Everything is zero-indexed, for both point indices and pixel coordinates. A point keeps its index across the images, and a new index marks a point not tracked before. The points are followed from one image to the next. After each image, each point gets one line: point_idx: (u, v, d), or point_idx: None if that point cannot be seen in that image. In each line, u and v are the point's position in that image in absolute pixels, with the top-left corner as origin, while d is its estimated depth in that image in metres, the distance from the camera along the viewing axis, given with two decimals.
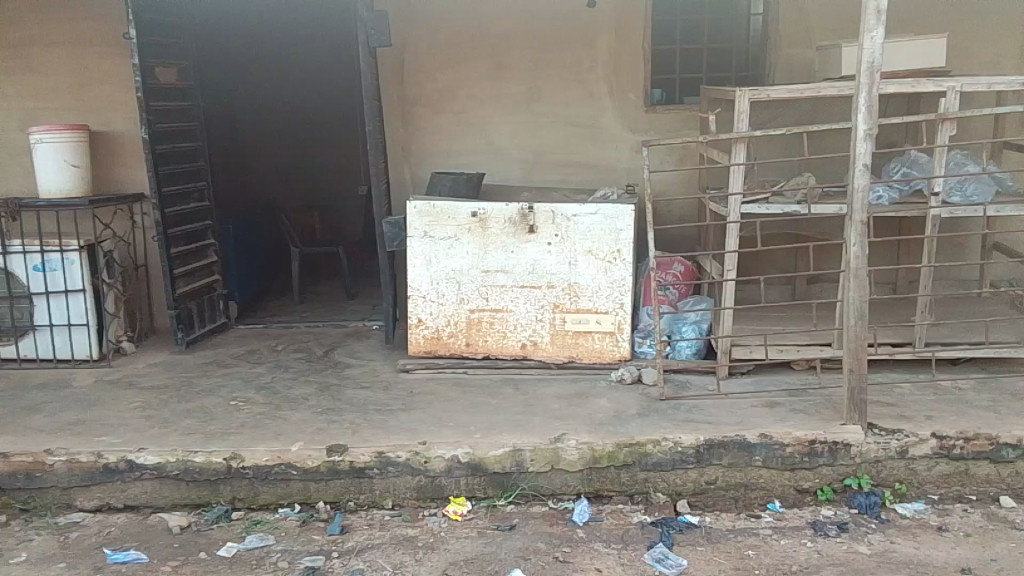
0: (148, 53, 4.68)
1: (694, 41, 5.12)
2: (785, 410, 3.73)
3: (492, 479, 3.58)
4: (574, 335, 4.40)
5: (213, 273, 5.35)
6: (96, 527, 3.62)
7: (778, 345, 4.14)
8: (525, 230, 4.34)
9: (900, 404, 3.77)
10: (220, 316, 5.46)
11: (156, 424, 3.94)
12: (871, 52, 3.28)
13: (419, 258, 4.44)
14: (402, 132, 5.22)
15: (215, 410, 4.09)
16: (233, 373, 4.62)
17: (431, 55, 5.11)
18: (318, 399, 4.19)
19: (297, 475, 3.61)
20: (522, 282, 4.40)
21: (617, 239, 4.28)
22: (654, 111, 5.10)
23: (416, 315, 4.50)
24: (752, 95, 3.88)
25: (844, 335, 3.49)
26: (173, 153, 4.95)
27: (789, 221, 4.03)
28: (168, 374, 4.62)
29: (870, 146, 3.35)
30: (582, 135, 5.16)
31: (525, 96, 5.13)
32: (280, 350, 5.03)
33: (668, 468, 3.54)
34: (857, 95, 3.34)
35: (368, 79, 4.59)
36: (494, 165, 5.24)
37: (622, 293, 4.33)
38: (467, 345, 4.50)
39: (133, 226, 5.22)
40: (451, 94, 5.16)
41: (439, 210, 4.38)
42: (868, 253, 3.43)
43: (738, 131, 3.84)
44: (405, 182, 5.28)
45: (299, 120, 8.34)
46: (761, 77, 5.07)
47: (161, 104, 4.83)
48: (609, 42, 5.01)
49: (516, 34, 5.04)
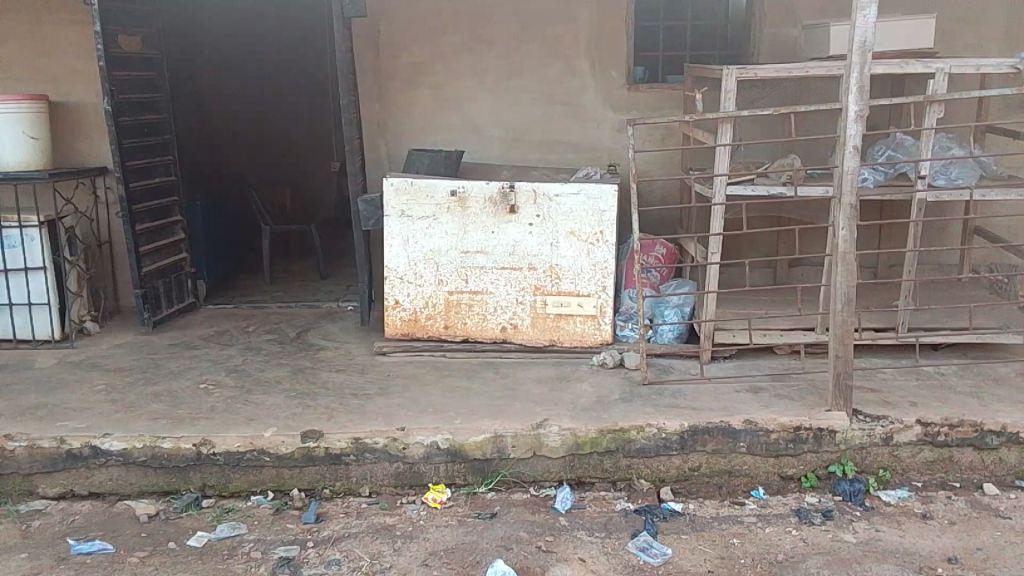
0: (110, 20, 4.46)
1: (678, 17, 5.02)
2: (769, 396, 3.69)
3: (472, 466, 3.50)
4: (556, 319, 4.31)
5: (180, 251, 5.17)
6: (58, 516, 3.47)
7: (762, 330, 4.08)
8: (506, 210, 4.22)
9: (884, 390, 3.75)
10: (188, 296, 5.28)
11: (122, 409, 3.79)
12: (863, 31, 3.19)
13: (396, 238, 4.32)
14: (377, 107, 5.07)
15: (184, 394, 3.94)
16: (203, 355, 4.47)
17: (408, 28, 4.95)
18: (292, 383, 4.06)
19: (270, 461, 3.49)
20: (502, 264, 4.29)
21: (600, 221, 4.18)
22: (636, 89, 4.98)
23: (392, 297, 4.39)
24: (739, 74, 3.78)
25: (831, 321, 3.44)
26: (137, 125, 4.74)
27: (775, 202, 3.94)
28: (134, 356, 4.45)
29: (860, 128, 3.27)
30: (563, 114, 5.04)
31: (506, 72, 4.99)
32: (251, 332, 4.87)
33: (651, 455, 3.48)
34: (848, 75, 3.26)
35: (344, 50, 4.42)
36: (473, 143, 5.10)
37: (605, 276, 4.23)
38: (445, 328, 4.40)
39: (96, 202, 5.01)
40: (429, 69, 5.01)
41: (417, 188, 4.25)
42: (856, 237, 3.35)
43: (725, 111, 3.74)
44: (381, 159, 5.13)
45: (270, 89, 8.11)
46: (745, 56, 4.97)
47: (124, 73, 4.61)
48: (592, 17, 4.88)
49: (496, 7, 4.89)
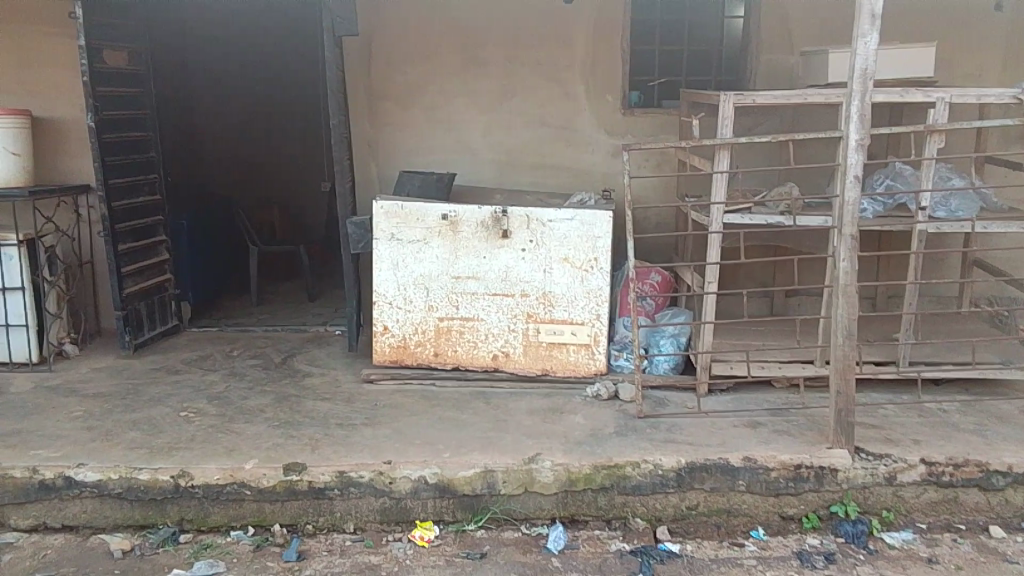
0: (94, 34, 4.36)
1: (675, 42, 4.96)
2: (768, 431, 3.59)
3: (461, 502, 3.37)
4: (548, 347, 4.20)
5: (164, 271, 5.04)
6: (28, 550, 3.31)
7: (760, 362, 3.99)
8: (498, 235, 4.12)
9: (885, 426, 3.66)
10: (172, 318, 5.14)
11: (98, 437, 3.64)
12: (865, 58, 3.12)
13: (386, 262, 4.21)
14: (369, 127, 4.98)
15: (162, 422, 3.80)
16: (184, 381, 4.33)
17: (400, 48, 4.87)
18: (275, 412, 3.92)
19: (251, 495, 3.35)
20: (494, 290, 4.18)
21: (595, 247, 4.08)
22: (632, 114, 4.91)
23: (381, 322, 4.27)
24: (737, 100, 3.70)
25: (832, 355, 3.34)
26: (121, 143, 4.63)
27: (773, 232, 3.85)
28: (114, 381, 4.31)
29: (862, 157, 3.19)
30: (558, 137, 4.96)
31: (500, 95, 4.92)
32: (235, 356, 4.74)
33: (647, 492, 3.37)
34: (849, 103, 3.18)
35: (335, 70, 4.33)
36: (465, 165, 5.02)
37: (599, 303, 4.13)
38: (435, 355, 4.27)
39: (78, 220, 4.89)
40: (422, 90, 4.92)
41: (408, 211, 4.15)
42: (857, 269, 3.26)
43: (723, 138, 3.66)
44: (372, 180, 5.04)
45: (259, 105, 8.04)
46: (742, 81, 4.90)
47: (109, 90, 4.51)
48: (588, 40, 4.81)
49: (491, 29, 4.83)
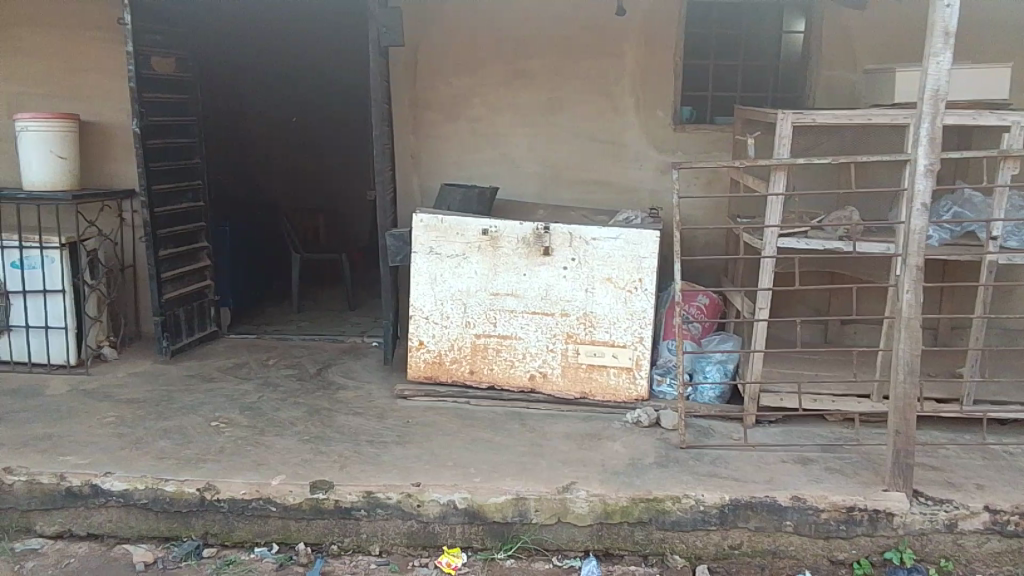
0: (141, 40, 4.36)
1: (730, 57, 4.79)
2: (818, 469, 3.39)
3: (490, 529, 3.24)
4: (587, 369, 4.04)
5: (204, 278, 5.03)
6: (53, 557, 3.27)
7: (812, 395, 3.79)
8: (539, 252, 3.99)
9: (946, 469, 3.42)
10: (210, 325, 5.13)
11: (128, 445, 3.61)
12: (937, 78, 2.91)
13: (423, 276, 4.12)
14: (413, 139, 4.91)
15: (193, 432, 3.76)
16: (218, 389, 4.29)
17: (446, 58, 4.79)
18: (306, 425, 3.84)
19: (277, 512, 3.26)
20: (533, 308, 4.05)
21: (639, 268, 3.92)
22: (683, 130, 4.74)
23: (417, 337, 4.17)
24: (795, 119, 3.52)
25: (893, 393, 3.13)
26: (166, 149, 4.63)
27: (830, 258, 3.65)
28: (148, 387, 4.30)
29: (931, 183, 2.98)
30: (605, 152, 4.82)
31: (546, 108, 4.80)
32: (271, 365, 4.69)
33: (687, 528, 3.19)
34: (918, 125, 2.98)
35: (379, 80, 4.26)
36: (509, 179, 4.91)
37: (642, 326, 3.96)
38: (470, 373, 4.16)
39: (121, 224, 4.91)
40: (466, 101, 4.83)
41: (447, 225, 4.05)
42: (922, 302, 3.05)
43: (779, 158, 3.48)
44: (413, 192, 4.97)
45: (308, 112, 8.05)
46: (800, 99, 4.70)
47: (156, 96, 4.52)
48: (639, 53, 4.66)
49: (539, 40, 4.72)
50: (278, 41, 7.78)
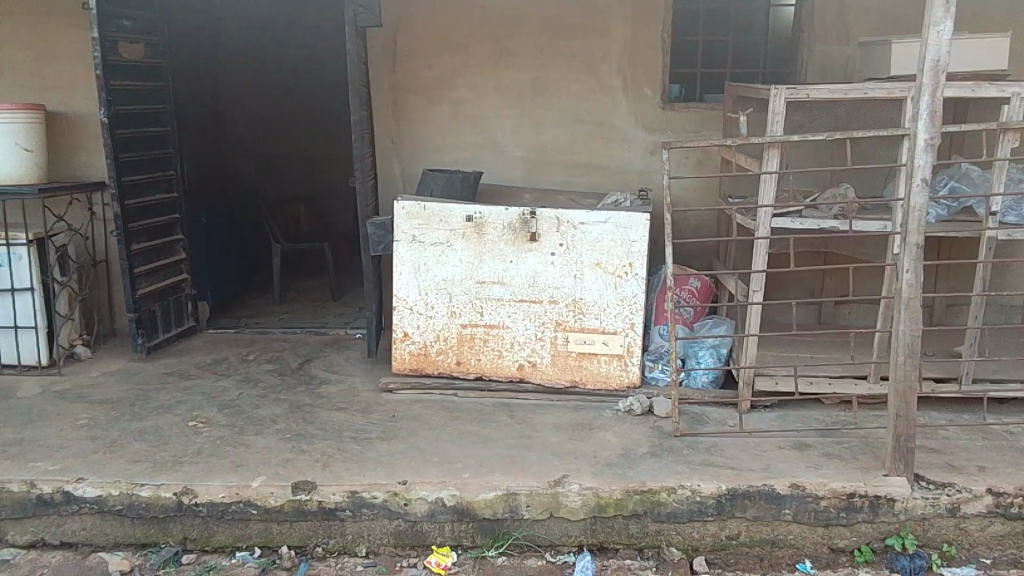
0: (108, 24, 4.18)
1: (720, 32, 4.65)
2: (816, 455, 3.29)
3: (480, 526, 3.12)
4: (578, 357, 3.92)
5: (180, 271, 4.86)
6: (24, 569, 3.14)
7: (808, 378, 3.69)
8: (526, 238, 3.86)
9: (947, 451, 3.33)
10: (188, 320, 4.97)
11: (101, 449, 3.47)
12: (937, 49, 2.79)
13: (406, 265, 3.98)
14: (393, 123, 4.75)
15: (169, 433, 3.62)
16: (196, 387, 4.15)
17: (426, 39, 4.63)
18: (287, 422, 3.72)
19: (257, 514, 3.14)
20: (520, 296, 3.92)
21: (630, 252, 3.80)
22: (671, 108, 4.61)
23: (401, 329, 4.04)
24: (788, 94, 3.40)
25: (893, 375, 3.03)
26: (136, 139, 4.45)
27: (825, 237, 3.56)
28: (123, 387, 4.14)
29: (931, 159, 2.87)
30: (592, 134, 4.68)
31: (530, 88, 4.65)
32: (251, 360, 4.55)
33: (684, 520, 3.09)
34: (917, 98, 2.87)
35: (356, 62, 4.10)
36: (493, 163, 4.77)
37: (633, 312, 3.85)
38: (457, 364, 4.03)
39: (92, 218, 4.73)
40: (448, 83, 4.68)
41: (430, 212, 3.91)
42: (923, 281, 2.95)
43: (773, 136, 3.37)
44: (395, 178, 4.81)
45: (288, 99, 7.88)
46: (791, 74, 4.58)
47: (125, 83, 4.34)
48: (626, 30, 4.52)
49: (521, 18, 4.56)
50: (254, 26, 7.58)
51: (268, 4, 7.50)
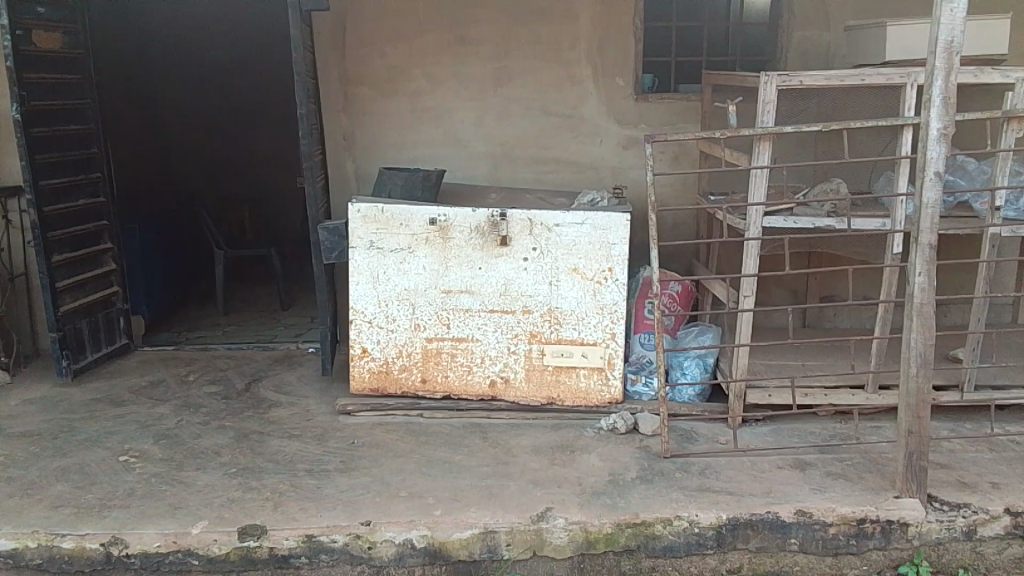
0: (19, 10, 3.71)
1: (694, 19, 4.37)
2: (819, 475, 3.03)
3: (455, 569, 2.78)
4: (554, 372, 3.60)
5: (111, 284, 4.39)
6: None
7: (804, 389, 3.42)
8: (496, 242, 3.52)
9: (955, 466, 3.10)
10: (120, 338, 4.49)
11: (17, 492, 3.03)
12: (950, 29, 2.55)
13: (364, 274, 3.60)
14: (344, 118, 4.35)
15: (97, 471, 3.19)
16: (129, 415, 3.71)
17: (379, 26, 4.25)
18: (233, 454, 3.31)
19: (199, 566, 2.74)
20: (491, 306, 3.58)
21: (609, 256, 3.49)
22: (645, 100, 4.31)
23: (359, 344, 3.66)
24: (780, 81, 3.11)
25: (904, 388, 2.79)
26: (54, 138, 3.98)
27: (820, 237, 3.29)
28: (45, 417, 3.68)
29: (944, 150, 2.62)
30: (561, 128, 4.36)
31: (494, 78, 4.30)
32: (192, 382, 4.11)
33: (681, 555, 2.79)
34: (929, 83, 2.61)
35: (302, 50, 3.70)
36: (455, 161, 4.41)
37: (614, 321, 3.53)
38: (422, 383, 3.66)
39: (7, 227, 4.23)
40: (404, 74, 4.30)
41: (389, 215, 3.54)
42: (936, 284, 2.70)
43: (764, 127, 3.08)
44: (348, 179, 4.42)
45: (230, 95, 7.42)
46: (770, 63, 4.32)
47: (39, 76, 3.87)
48: (595, 14, 4.20)
49: (482, 3, 4.21)
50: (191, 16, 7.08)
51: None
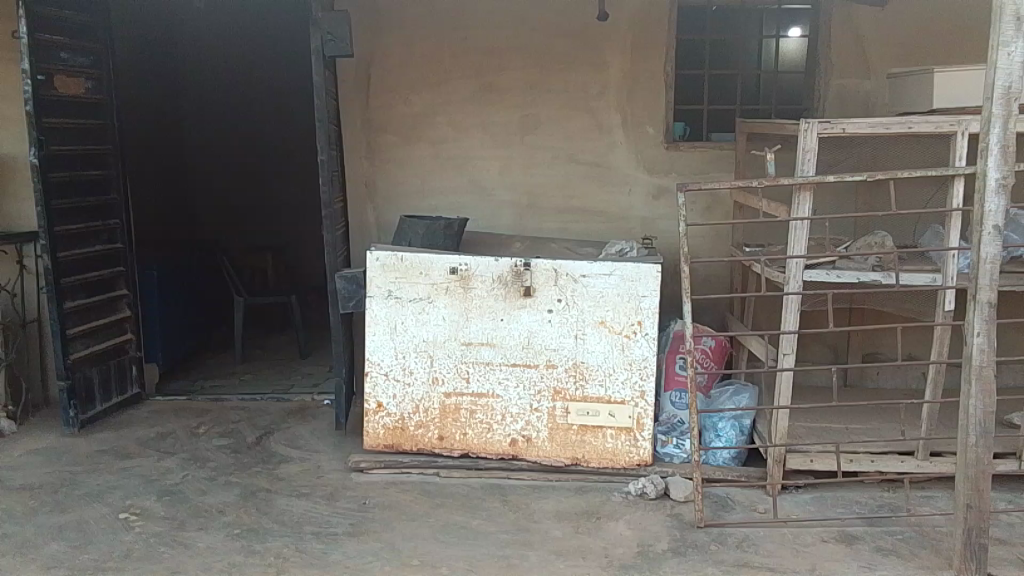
0: (42, 55, 3.70)
1: (725, 64, 4.25)
2: (868, 551, 2.77)
3: None
4: (579, 432, 3.39)
5: (124, 331, 4.28)
6: None
7: (849, 455, 3.18)
8: (519, 292, 3.36)
9: (1019, 544, 2.82)
10: (133, 387, 4.37)
11: (9, 551, 2.87)
12: (1008, 73, 2.38)
13: (381, 324, 3.45)
14: (365, 164, 4.27)
15: (95, 529, 3.02)
16: (134, 468, 3.55)
17: (404, 72, 4.18)
18: (238, 514, 3.13)
19: None
20: (513, 360, 3.40)
21: (638, 308, 3.31)
22: (676, 148, 4.17)
23: (375, 398, 3.49)
24: (822, 128, 2.95)
25: (963, 459, 2.56)
26: (73, 182, 3.93)
27: (865, 292, 3.10)
28: (48, 469, 3.54)
29: (1003, 201, 2.44)
30: (588, 176, 4.23)
31: (519, 125, 4.20)
32: (201, 434, 3.96)
33: None
34: (985, 131, 2.44)
35: (324, 95, 3.63)
36: (479, 208, 4.29)
37: (643, 377, 3.33)
38: (439, 441, 3.47)
39: (22, 272, 4.17)
40: (428, 120, 4.22)
41: (408, 263, 3.41)
42: (997, 345, 2.49)
43: (804, 176, 2.92)
44: (369, 226, 4.32)
45: (256, 142, 7.43)
46: (805, 110, 4.17)
47: (60, 120, 3.83)
48: (624, 61, 4.10)
49: (509, 50, 4.14)
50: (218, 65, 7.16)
51: (234, 42, 7.10)
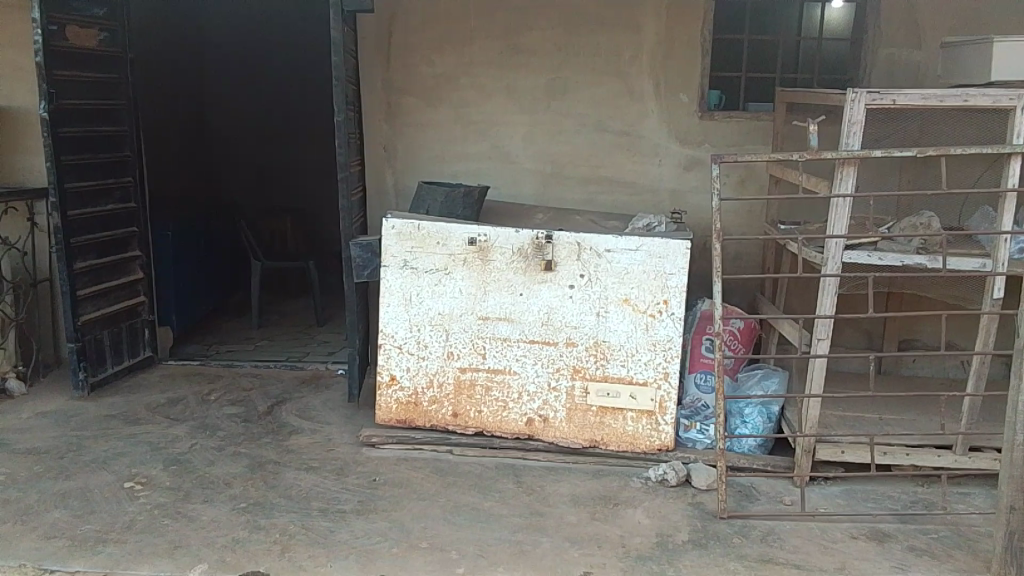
0: (53, 6, 3.57)
1: (767, 30, 4.02)
2: (900, 550, 2.63)
3: None
4: (598, 413, 3.26)
5: (136, 293, 4.20)
6: None
7: (882, 448, 3.02)
8: (539, 267, 3.22)
9: None
10: (144, 350, 4.30)
11: (11, 517, 2.81)
12: None
13: (396, 295, 3.33)
14: (384, 128, 4.11)
15: (99, 497, 2.96)
16: (142, 435, 3.48)
17: (427, 31, 4.00)
18: (244, 487, 3.04)
19: None
20: (531, 336, 3.26)
21: (665, 287, 3.15)
22: (710, 118, 3.97)
23: (387, 371, 3.38)
24: (870, 99, 2.74)
25: (1008, 458, 2.39)
26: (85, 140, 3.82)
27: (908, 277, 2.91)
28: (56, 433, 3.48)
29: None
30: (616, 145, 4.04)
31: (546, 90, 4.01)
32: (212, 401, 3.88)
33: None
34: None
35: (342, 53, 3.47)
36: (501, 177, 4.13)
37: (668, 359, 3.18)
38: (453, 417, 3.35)
39: (33, 230, 4.09)
40: (451, 83, 4.04)
41: (425, 233, 3.27)
42: None
43: (849, 150, 2.73)
44: (387, 192, 4.17)
45: (278, 102, 7.32)
46: (851, 81, 3.94)
47: (71, 74, 3.71)
48: (659, 24, 3.89)
49: (537, 10, 3.94)
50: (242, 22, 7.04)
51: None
